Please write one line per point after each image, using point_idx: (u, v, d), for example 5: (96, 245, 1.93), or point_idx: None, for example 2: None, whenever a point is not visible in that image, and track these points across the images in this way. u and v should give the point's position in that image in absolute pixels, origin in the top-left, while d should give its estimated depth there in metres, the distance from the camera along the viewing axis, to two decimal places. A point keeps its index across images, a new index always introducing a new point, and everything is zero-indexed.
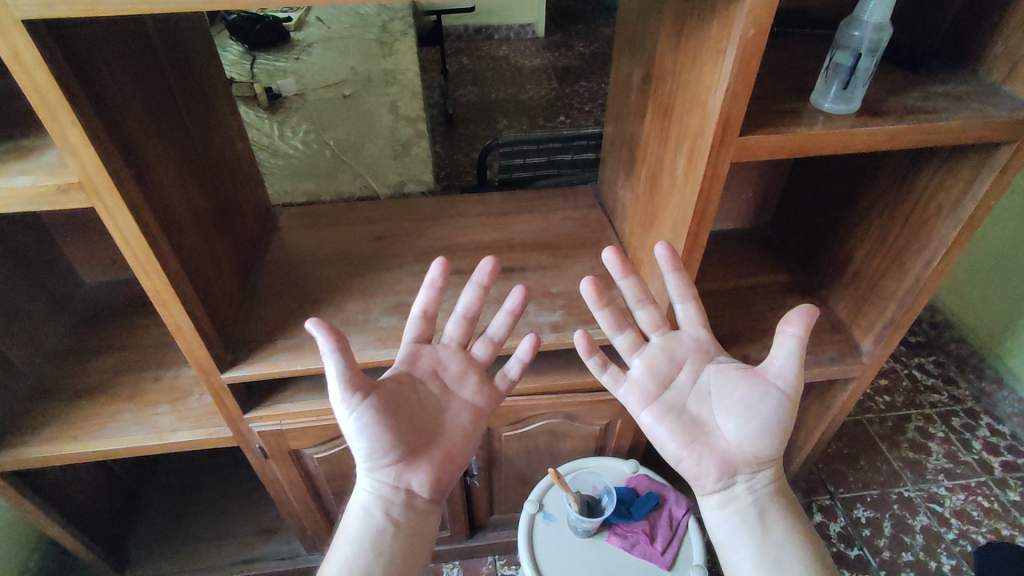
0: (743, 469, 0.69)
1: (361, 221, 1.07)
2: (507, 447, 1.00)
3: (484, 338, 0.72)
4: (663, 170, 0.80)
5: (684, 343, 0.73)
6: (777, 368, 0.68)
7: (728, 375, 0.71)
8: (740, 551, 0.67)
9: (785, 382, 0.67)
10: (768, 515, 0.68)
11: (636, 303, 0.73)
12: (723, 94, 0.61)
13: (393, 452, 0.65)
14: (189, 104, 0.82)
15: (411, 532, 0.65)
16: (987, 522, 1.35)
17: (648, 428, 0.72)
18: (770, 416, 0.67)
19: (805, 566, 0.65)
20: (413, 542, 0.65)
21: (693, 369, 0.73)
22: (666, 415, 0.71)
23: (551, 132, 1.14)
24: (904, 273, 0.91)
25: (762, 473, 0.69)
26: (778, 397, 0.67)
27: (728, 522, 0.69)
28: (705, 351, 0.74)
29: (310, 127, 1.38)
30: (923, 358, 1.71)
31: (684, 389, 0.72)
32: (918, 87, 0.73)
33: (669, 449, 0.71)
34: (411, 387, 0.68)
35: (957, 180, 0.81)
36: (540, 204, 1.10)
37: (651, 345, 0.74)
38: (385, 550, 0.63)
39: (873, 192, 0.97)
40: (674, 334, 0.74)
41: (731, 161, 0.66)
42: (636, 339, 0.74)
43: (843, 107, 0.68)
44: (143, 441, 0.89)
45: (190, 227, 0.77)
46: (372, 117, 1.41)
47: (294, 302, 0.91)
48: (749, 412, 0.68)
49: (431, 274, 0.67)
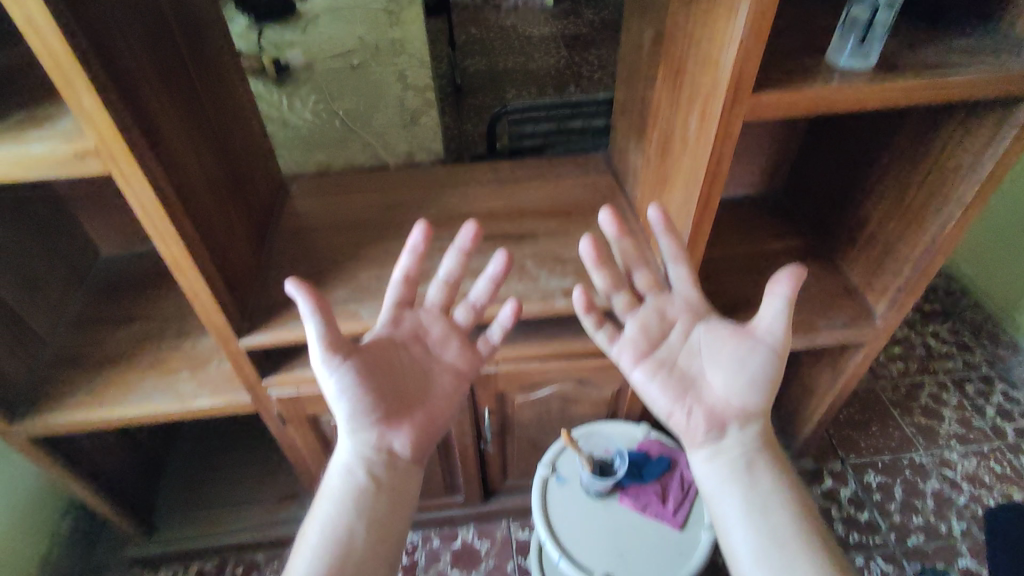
0: (731, 422, 0.68)
1: (372, 190, 1.08)
2: (520, 411, 1.01)
3: (465, 304, 0.73)
4: (674, 132, 0.79)
5: (677, 303, 0.74)
6: (765, 325, 0.68)
7: (718, 333, 0.71)
8: (727, 502, 0.65)
9: (773, 337, 0.68)
10: (756, 466, 0.67)
11: (631, 265, 0.76)
12: (735, 50, 0.60)
13: (374, 412, 0.66)
14: (200, 72, 0.82)
15: (390, 492, 0.65)
16: (998, 486, 1.35)
17: (639, 385, 0.72)
18: (757, 371, 0.68)
19: (792, 518, 0.63)
20: (393, 502, 0.64)
21: (684, 327, 0.73)
22: (656, 371, 0.71)
23: (562, 98, 1.13)
24: (919, 235, 0.90)
25: (751, 426, 0.68)
26: (766, 351, 0.68)
27: (716, 474, 0.67)
28: (697, 310, 0.73)
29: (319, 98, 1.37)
30: (938, 325, 1.70)
31: (676, 346, 0.72)
32: (938, 42, 0.72)
33: (659, 404, 0.71)
34: (394, 349, 0.69)
35: (976, 138, 0.79)
36: (551, 171, 1.10)
37: (645, 305, 0.74)
38: (366, 509, 0.63)
39: (888, 154, 0.96)
40: (666, 295, 0.75)
41: (743, 119, 0.66)
42: (630, 300, 0.75)
43: (859, 63, 0.67)
44: (166, 406, 0.92)
45: (204, 196, 0.78)
46: (380, 87, 1.40)
47: (308, 271, 0.93)
48: (738, 366, 0.68)
49: (413, 238, 0.67)
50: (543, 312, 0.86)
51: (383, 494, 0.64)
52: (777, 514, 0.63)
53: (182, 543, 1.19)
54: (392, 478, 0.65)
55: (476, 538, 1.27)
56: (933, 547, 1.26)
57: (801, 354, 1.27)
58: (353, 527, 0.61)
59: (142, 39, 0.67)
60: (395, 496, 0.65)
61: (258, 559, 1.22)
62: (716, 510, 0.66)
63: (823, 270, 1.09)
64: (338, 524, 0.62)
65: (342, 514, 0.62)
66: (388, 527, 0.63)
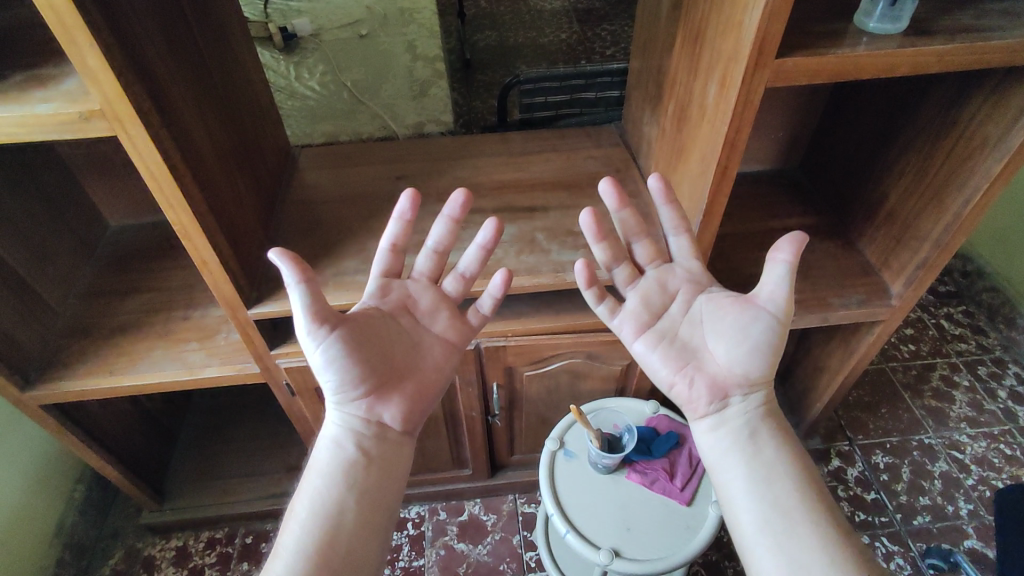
0: (735, 391, 0.67)
1: (381, 161, 1.06)
2: (528, 386, 1.00)
3: (454, 274, 0.72)
4: (692, 101, 0.77)
5: (678, 275, 0.73)
6: (767, 292, 0.66)
7: (720, 303, 0.69)
8: (731, 472, 0.64)
9: (775, 305, 0.66)
10: (760, 436, 0.66)
11: (631, 237, 0.73)
12: (759, 13, 0.58)
13: (365, 385, 0.65)
14: (207, 35, 0.80)
15: (378, 466, 0.64)
16: (1008, 469, 1.34)
17: (641, 357, 0.71)
18: (759, 339, 0.66)
19: (797, 486, 0.62)
20: (382, 476, 0.64)
21: (686, 300, 0.72)
22: (658, 342, 0.70)
23: (575, 68, 1.10)
24: (941, 211, 0.88)
25: (754, 395, 0.67)
26: (767, 319, 0.66)
27: (719, 444, 0.66)
28: (698, 283, 0.73)
29: (327, 68, 1.35)
30: (952, 307, 1.68)
31: (678, 318, 0.71)
32: (972, 6, 0.69)
33: (661, 376, 0.70)
34: (381, 320, 0.68)
35: (1007, 109, 0.77)
36: (563, 143, 1.08)
37: (646, 278, 0.73)
38: (356, 482, 0.62)
39: (913, 127, 0.93)
40: (668, 267, 0.74)
41: (766, 86, 0.64)
42: (631, 272, 0.73)
43: (890, 27, 0.64)
44: (174, 376, 0.92)
45: (212, 163, 0.76)
46: (389, 58, 1.38)
47: (316, 242, 0.92)
48: (739, 334, 0.67)
49: (400, 206, 0.66)
50: (554, 285, 0.84)
51: (370, 467, 0.63)
52: (780, 483, 0.62)
53: (192, 512, 1.20)
54: (381, 452, 0.65)
55: (482, 512, 1.27)
56: (940, 528, 1.26)
57: (812, 334, 1.26)
58: (337, 499, 0.60)
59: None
60: (383, 469, 0.64)
61: (267, 529, 1.24)
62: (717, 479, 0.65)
63: (839, 247, 1.07)
64: (323, 497, 0.60)
65: (327, 485, 0.61)
66: (376, 500, 0.62)
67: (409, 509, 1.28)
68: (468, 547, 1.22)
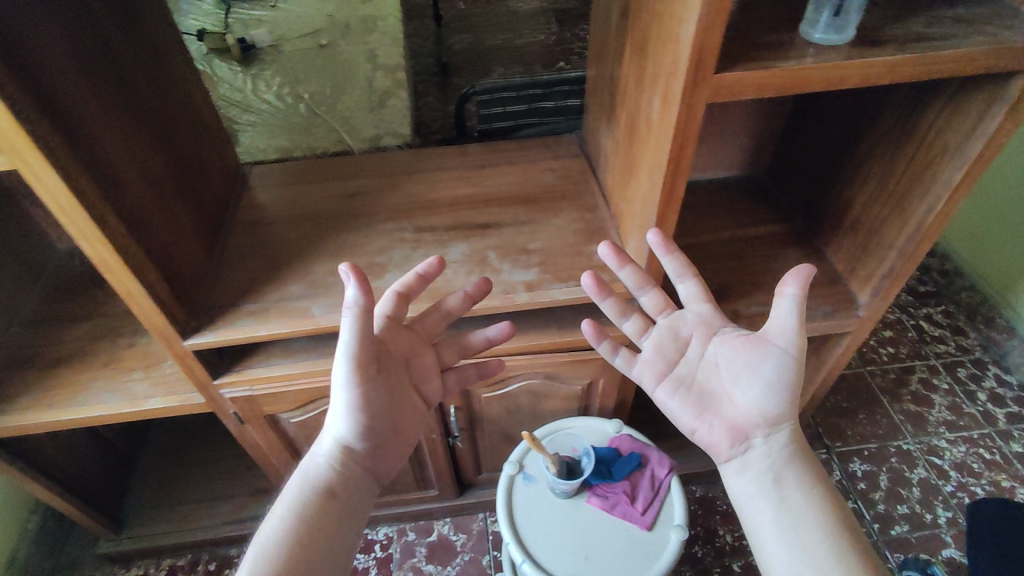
0: (756, 432, 0.65)
1: (334, 178, 1.03)
2: (488, 407, 0.97)
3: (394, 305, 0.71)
4: (640, 115, 0.74)
5: (689, 321, 0.72)
6: (776, 326, 0.64)
7: (731, 343, 0.68)
8: (758, 518, 0.62)
9: (785, 339, 0.64)
10: (785, 479, 0.63)
11: (638, 289, 0.75)
12: (693, 27, 0.55)
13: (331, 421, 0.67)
14: (136, 56, 0.76)
15: (327, 491, 0.63)
16: (988, 474, 1.32)
17: (661, 404, 0.72)
18: (772, 375, 0.64)
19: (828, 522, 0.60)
20: (330, 500, 0.63)
21: (701, 344, 0.71)
22: (677, 389, 0.70)
23: (531, 78, 1.06)
24: (905, 221, 0.85)
25: (786, 424, 0.65)
26: (780, 357, 0.64)
27: (747, 488, 0.64)
28: (710, 324, 0.72)
29: (284, 80, 1.31)
30: (931, 308, 1.65)
31: (696, 364, 0.71)
32: (923, 13, 0.66)
33: (679, 421, 0.70)
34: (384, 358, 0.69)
35: (965, 117, 0.74)
36: (521, 155, 1.04)
37: (657, 327, 0.74)
38: (307, 507, 0.62)
39: (875, 133, 0.90)
40: (678, 314, 0.74)
41: (706, 103, 0.61)
42: (642, 324, 0.75)
43: (836, 38, 0.61)
44: (117, 408, 0.88)
45: (141, 189, 0.73)
46: (349, 67, 1.34)
47: (262, 265, 0.88)
48: (760, 364, 0.65)
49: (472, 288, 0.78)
50: (504, 308, 0.81)
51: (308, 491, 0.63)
52: (809, 529, 0.60)
53: (152, 541, 1.17)
54: (346, 480, 0.64)
55: (452, 532, 1.24)
56: (918, 538, 1.23)
57: None
58: (285, 520, 0.61)
59: (51, 22, 0.61)
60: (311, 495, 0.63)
61: (231, 555, 1.21)
62: (749, 523, 0.63)
63: (807, 257, 1.04)
64: (270, 528, 0.61)
65: (278, 517, 0.62)
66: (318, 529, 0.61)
67: (377, 530, 1.25)
68: (437, 569, 1.19)
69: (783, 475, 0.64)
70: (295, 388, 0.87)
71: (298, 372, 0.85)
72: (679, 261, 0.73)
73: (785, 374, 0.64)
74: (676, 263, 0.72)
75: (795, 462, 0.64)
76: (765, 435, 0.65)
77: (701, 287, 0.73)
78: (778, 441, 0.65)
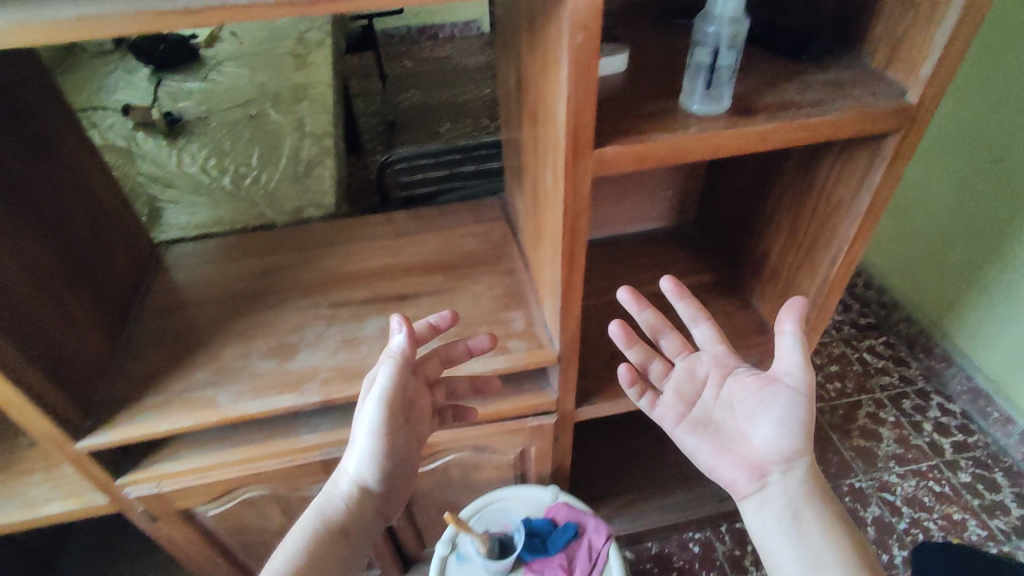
0: (774, 469, 0.66)
1: (250, 254, 1.01)
2: (419, 484, 0.94)
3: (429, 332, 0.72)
4: (539, 184, 0.74)
5: (705, 362, 0.76)
6: (784, 366, 0.67)
7: (745, 382, 0.70)
8: (780, 553, 0.64)
9: (794, 378, 0.66)
10: (803, 517, 0.64)
11: (658, 332, 0.79)
12: (564, 107, 0.56)
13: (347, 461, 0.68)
14: (20, 151, 0.74)
15: (336, 530, 0.65)
16: (939, 507, 1.32)
17: (682, 443, 0.74)
18: (784, 413, 0.66)
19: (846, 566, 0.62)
20: (344, 541, 0.65)
21: (716, 384, 0.74)
22: (696, 429, 0.73)
23: (449, 144, 1.11)
24: (815, 270, 0.87)
25: (803, 460, 0.66)
26: (791, 395, 0.66)
27: (767, 525, 0.66)
28: (725, 365, 0.74)
29: (212, 152, 1.20)
30: (873, 339, 1.67)
31: (712, 405, 0.73)
32: (796, 79, 0.68)
33: (701, 461, 0.72)
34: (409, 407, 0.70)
35: (853, 171, 0.76)
36: (443, 221, 1.04)
37: (677, 368, 0.77)
38: (319, 549, 0.63)
39: (780, 186, 0.92)
40: (695, 356, 0.77)
41: (590, 176, 0.61)
42: (664, 367, 0.78)
43: (712, 108, 0.62)
44: (10, 518, 0.82)
45: (23, 288, 0.69)
46: (276, 134, 1.23)
47: (168, 354, 0.85)
48: (771, 399, 0.67)
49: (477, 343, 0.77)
50: None
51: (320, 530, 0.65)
52: (828, 568, 0.61)
53: None
54: (358, 520, 0.66)
55: None
56: None
57: None
58: (294, 554, 0.62)
59: None
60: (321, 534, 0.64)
61: None
62: (771, 558, 0.65)
63: (734, 306, 1.05)
64: (279, 558, 0.62)
65: (286, 549, 0.63)
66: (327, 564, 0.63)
67: None
68: None
69: (801, 511, 0.65)
70: (205, 482, 0.82)
71: (207, 465, 0.81)
72: (693, 308, 0.76)
73: (801, 410, 0.65)
74: (692, 307, 0.76)
75: (812, 498, 0.65)
76: (781, 472, 0.66)
77: (716, 330, 0.76)
78: (794, 478, 0.66)
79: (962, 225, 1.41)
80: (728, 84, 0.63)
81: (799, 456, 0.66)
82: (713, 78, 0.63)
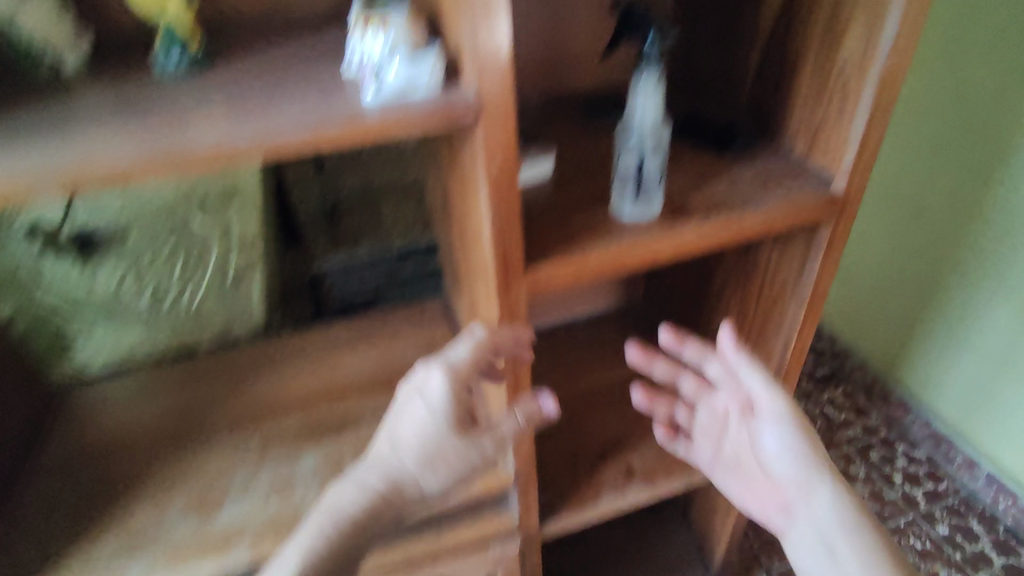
0: (795, 497, 0.65)
1: (171, 386, 0.91)
2: None
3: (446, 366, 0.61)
4: (474, 298, 0.70)
5: (718, 398, 0.75)
6: (762, 396, 0.66)
7: (748, 414, 0.70)
8: None
9: (774, 409, 0.65)
10: (836, 545, 0.61)
11: (676, 377, 0.79)
12: (488, 234, 0.53)
13: (384, 453, 0.61)
14: None
15: (350, 527, 0.58)
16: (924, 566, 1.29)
17: (724, 482, 0.76)
18: (780, 444, 0.65)
19: None
20: (360, 534, 0.59)
21: (735, 419, 0.73)
22: (728, 464, 0.75)
23: (379, 247, 1.03)
24: (768, 352, 0.85)
25: (821, 485, 0.63)
26: (775, 427, 0.65)
27: (809, 555, 0.63)
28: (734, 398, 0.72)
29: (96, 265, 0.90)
30: (831, 391, 1.61)
31: (737, 439, 0.74)
32: (723, 174, 0.68)
33: (738, 494, 0.73)
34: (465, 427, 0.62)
35: (792, 256, 0.75)
36: (383, 329, 0.98)
37: (699, 409, 0.79)
38: (329, 543, 0.57)
39: (722, 266, 0.91)
40: (710, 393, 0.77)
41: (525, 297, 0.58)
42: (689, 410, 0.80)
43: (644, 213, 0.60)
44: None
45: None
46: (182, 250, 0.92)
47: (70, 523, 0.74)
48: (767, 431, 0.66)
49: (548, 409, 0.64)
50: None
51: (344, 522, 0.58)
52: None
53: None
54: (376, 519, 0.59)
55: None
56: None
57: None
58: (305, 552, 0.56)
59: None
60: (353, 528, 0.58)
61: None
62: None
63: None
64: (290, 552, 0.57)
65: (300, 545, 0.57)
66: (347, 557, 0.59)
67: None
68: None
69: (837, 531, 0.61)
70: None
71: None
72: (698, 347, 0.74)
73: (794, 433, 0.64)
74: (697, 346, 0.75)
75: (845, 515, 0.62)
76: (801, 497, 0.64)
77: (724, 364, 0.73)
78: (818, 500, 0.63)
79: (923, 256, 1.34)
80: (658, 187, 0.60)
81: (814, 477, 0.63)
82: (642, 187, 0.59)
